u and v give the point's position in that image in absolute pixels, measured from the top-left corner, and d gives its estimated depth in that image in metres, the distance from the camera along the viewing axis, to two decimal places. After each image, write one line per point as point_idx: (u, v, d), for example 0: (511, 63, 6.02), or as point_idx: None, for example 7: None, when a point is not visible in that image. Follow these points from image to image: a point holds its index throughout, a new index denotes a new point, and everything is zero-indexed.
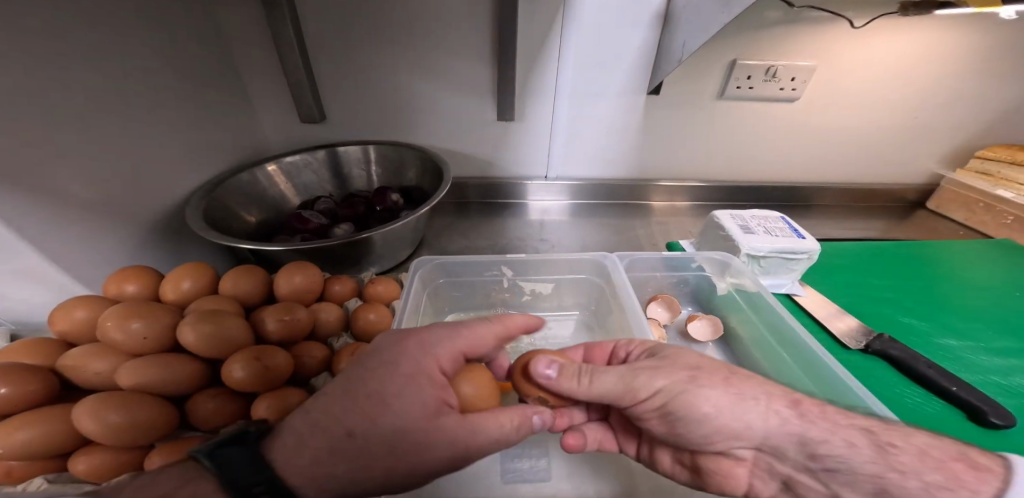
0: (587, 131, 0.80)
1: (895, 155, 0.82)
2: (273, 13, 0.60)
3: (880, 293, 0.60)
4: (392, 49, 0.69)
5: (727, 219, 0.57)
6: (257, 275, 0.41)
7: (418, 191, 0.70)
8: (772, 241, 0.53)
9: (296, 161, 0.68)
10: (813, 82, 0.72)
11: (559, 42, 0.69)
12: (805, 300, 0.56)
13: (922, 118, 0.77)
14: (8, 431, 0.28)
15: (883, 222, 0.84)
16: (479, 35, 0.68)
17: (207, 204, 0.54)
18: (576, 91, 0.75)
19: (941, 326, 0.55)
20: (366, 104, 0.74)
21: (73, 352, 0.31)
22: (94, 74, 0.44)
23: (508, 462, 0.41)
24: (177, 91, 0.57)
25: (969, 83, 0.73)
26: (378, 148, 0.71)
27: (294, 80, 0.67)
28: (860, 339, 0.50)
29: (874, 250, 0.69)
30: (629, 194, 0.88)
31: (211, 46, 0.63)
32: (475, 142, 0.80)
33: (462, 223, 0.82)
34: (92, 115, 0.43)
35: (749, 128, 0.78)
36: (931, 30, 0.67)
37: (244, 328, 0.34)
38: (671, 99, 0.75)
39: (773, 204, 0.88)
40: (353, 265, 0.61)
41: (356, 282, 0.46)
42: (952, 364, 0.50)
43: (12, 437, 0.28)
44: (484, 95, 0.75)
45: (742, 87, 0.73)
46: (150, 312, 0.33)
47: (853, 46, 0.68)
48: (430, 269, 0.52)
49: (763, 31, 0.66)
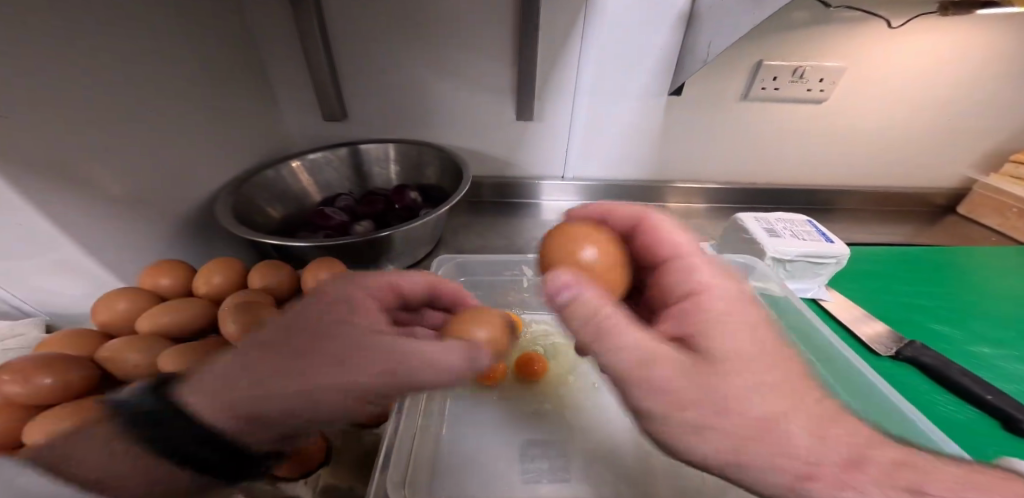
0: (606, 133, 0.79)
1: (924, 157, 0.80)
2: (303, 14, 0.62)
3: (908, 300, 0.58)
4: (415, 50, 0.69)
5: (751, 222, 0.56)
6: (285, 269, 0.41)
7: (438, 189, 0.71)
8: (800, 244, 0.52)
9: (318, 159, 0.69)
10: (842, 82, 0.71)
11: (581, 42, 0.69)
12: (831, 305, 0.55)
13: (954, 121, 0.75)
14: (51, 418, 0.28)
15: (909, 228, 0.82)
16: (502, 35, 0.68)
17: (234, 201, 0.55)
18: (595, 92, 0.74)
19: (974, 334, 0.53)
20: (387, 104, 0.75)
21: (111, 343, 0.32)
22: (131, 72, 0.46)
23: (528, 462, 0.41)
24: (209, 88, 0.58)
25: (1009, 84, 0.71)
26: (398, 146, 0.72)
27: (318, 79, 0.68)
28: (890, 345, 0.48)
29: (899, 256, 0.67)
30: (646, 195, 0.87)
31: (242, 45, 0.64)
32: (492, 142, 0.80)
33: (477, 222, 0.83)
34: (126, 112, 0.45)
35: (772, 130, 0.77)
36: (967, 31, 0.65)
37: (280, 318, 0.35)
38: (693, 100, 0.74)
39: (795, 207, 0.86)
40: (372, 261, 0.61)
41: (379, 278, 0.47)
42: (985, 371, 0.48)
43: (53, 425, 0.28)
44: (505, 94, 0.75)
45: (767, 89, 0.71)
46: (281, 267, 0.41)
47: (884, 45, 0.66)
48: (451, 267, 0.52)
49: (791, 32, 0.65)
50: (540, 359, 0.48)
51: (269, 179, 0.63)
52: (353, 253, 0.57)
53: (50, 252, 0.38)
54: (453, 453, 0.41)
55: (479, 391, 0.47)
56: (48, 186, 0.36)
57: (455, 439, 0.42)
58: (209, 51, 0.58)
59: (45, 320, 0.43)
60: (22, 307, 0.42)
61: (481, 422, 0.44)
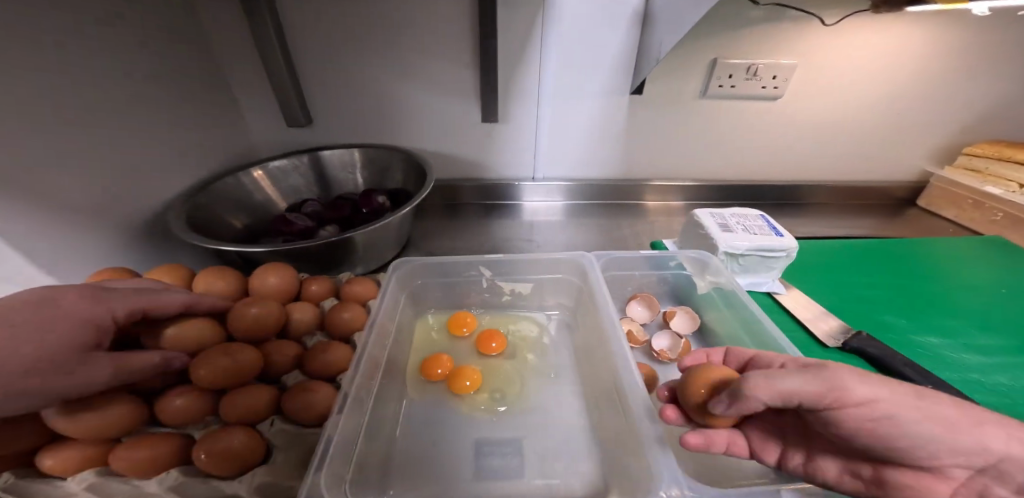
0: (572, 135, 0.80)
1: (882, 152, 0.82)
2: (258, 21, 0.62)
3: (862, 292, 0.59)
4: (376, 55, 0.70)
5: (706, 218, 0.58)
6: (234, 275, 0.42)
7: (403, 191, 0.71)
8: (750, 239, 0.53)
9: (281, 165, 0.69)
10: (797, 80, 0.72)
11: (541, 45, 0.70)
12: (786, 299, 0.56)
13: (907, 116, 0.77)
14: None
15: (874, 220, 0.83)
16: (462, 39, 0.69)
17: (191, 208, 0.55)
18: (557, 94, 0.75)
19: (924, 325, 0.54)
20: (352, 110, 0.75)
21: None
22: (80, 82, 0.45)
23: (481, 459, 0.41)
24: (165, 90, 0.58)
25: (960, 79, 0.72)
26: (364, 151, 0.72)
27: (279, 86, 0.68)
28: (840, 337, 0.49)
29: (857, 249, 0.69)
30: (617, 194, 0.88)
31: (197, 51, 0.64)
32: (462, 145, 0.81)
33: (448, 225, 0.83)
34: (77, 125, 0.44)
35: (733, 127, 0.78)
36: (913, 27, 0.67)
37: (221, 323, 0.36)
38: (654, 99, 0.75)
39: (764, 202, 0.87)
40: (338, 265, 0.61)
41: (331, 282, 0.47)
42: (932, 361, 0.49)
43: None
44: (470, 96, 0.75)
45: (725, 87, 0.73)
46: (277, 268, 0.43)
47: (833, 44, 0.68)
48: (408, 270, 0.53)
49: (742, 30, 0.66)
50: (472, 371, 0.47)
51: (230, 187, 0.63)
52: (314, 258, 0.57)
53: None
54: (409, 452, 0.42)
55: (428, 394, 0.47)
56: None
57: (407, 441, 0.43)
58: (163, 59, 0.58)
59: None
60: None
61: (437, 423, 0.44)
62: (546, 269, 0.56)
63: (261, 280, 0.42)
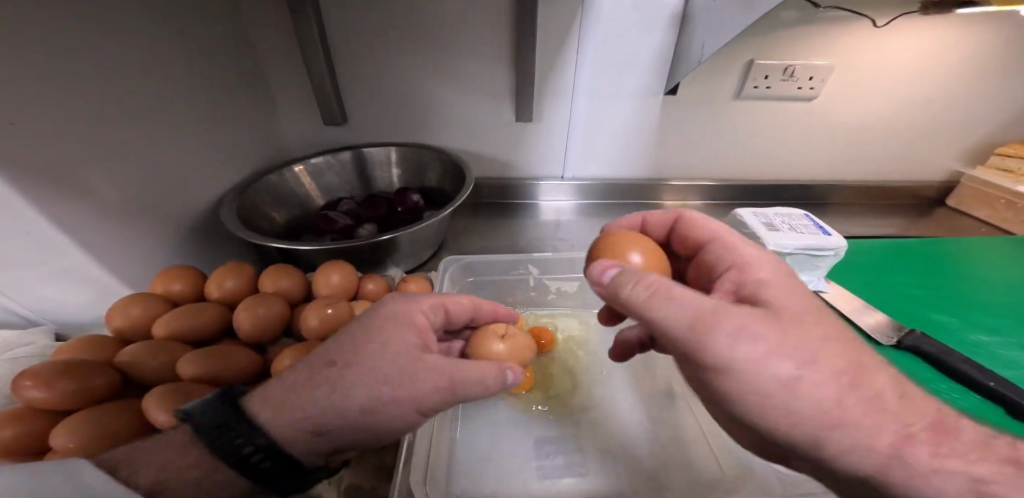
0: (604, 134, 0.80)
1: (912, 152, 0.82)
2: (301, 19, 0.62)
3: (905, 291, 0.60)
4: (413, 54, 0.70)
5: (750, 217, 0.58)
6: (297, 273, 0.42)
7: (439, 190, 0.71)
8: (799, 238, 0.53)
9: (320, 162, 0.69)
10: (832, 80, 0.72)
11: (579, 44, 0.70)
12: (831, 296, 0.56)
13: (940, 116, 0.77)
14: (86, 422, 0.29)
15: (902, 220, 0.84)
16: (500, 38, 0.69)
17: (240, 205, 0.55)
18: (592, 93, 0.75)
19: (971, 323, 0.55)
20: (386, 109, 0.75)
21: (127, 349, 0.32)
22: (131, 80, 0.45)
23: (542, 457, 0.41)
24: (209, 88, 0.58)
25: (994, 80, 0.73)
26: (399, 149, 0.72)
27: (318, 85, 0.68)
28: (891, 335, 0.50)
29: (894, 249, 0.69)
30: (647, 193, 0.88)
31: (237, 49, 0.64)
32: (493, 144, 0.81)
33: (479, 224, 0.83)
34: (128, 122, 0.44)
35: (765, 128, 0.78)
36: (951, 28, 0.67)
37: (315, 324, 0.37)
38: (687, 99, 0.75)
39: (791, 203, 0.88)
40: (380, 264, 0.61)
41: (388, 281, 0.47)
42: (983, 359, 0.50)
43: (89, 429, 0.28)
44: (504, 96, 0.76)
45: (760, 88, 0.73)
46: (338, 267, 0.43)
47: (871, 44, 0.68)
48: (457, 268, 0.53)
49: (781, 30, 0.66)
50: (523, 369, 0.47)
51: (271, 185, 0.63)
52: (359, 256, 0.57)
53: (59, 258, 0.38)
54: (466, 447, 0.42)
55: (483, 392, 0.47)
56: (53, 194, 0.36)
57: (467, 438, 0.43)
58: (208, 57, 0.58)
59: (53, 328, 0.43)
60: (28, 315, 0.43)
61: (495, 421, 0.44)
62: None
63: (323, 279, 0.42)
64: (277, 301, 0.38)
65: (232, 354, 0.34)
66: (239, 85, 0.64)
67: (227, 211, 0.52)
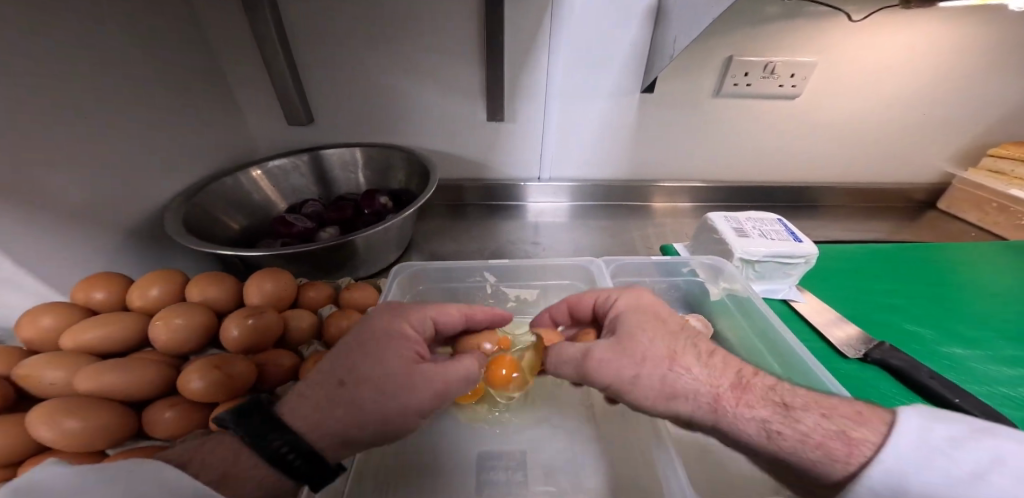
0: (579, 134, 0.78)
1: (902, 153, 0.79)
2: (258, 17, 0.60)
3: (883, 299, 0.57)
4: (379, 52, 0.68)
5: (720, 222, 0.55)
6: (227, 282, 0.41)
7: (406, 192, 0.69)
8: (768, 245, 0.51)
9: (281, 164, 0.68)
10: (813, 78, 0.69)
11: (550, 41, 0.67)
12: (803, 306, 0.54)
13: (930, 115, 0.74)
14: None
15: (892, 223, 0.81)
16: (468, 35, 0.67)
17: (189, 210, 0.54)
18: (566, 91, 0.73)
19: (950, 335, 0.52)
20: (353, 107, 0.73)
21: (27, 361, 0.31)
22: (71, 79, 0.44)
23: (484, 474, 0.39)
24: (162, 88, 0.57)
25: (986, 78, 0.70)
26: (365, 150, 0.71)
27: (280, 83, 0.67)
28: (859, 348, 0.47)
29: (878, 255, 0.66)
30: (629, 195, 0.85)
31: (194, 47, 0.62)
32: (467, 144, 0.79)
33: (453, 225, 0.81)
34: (69, 122, 0.43)
35: (746, 127, 0.76)
36: (939, 23, 0.64)
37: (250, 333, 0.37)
38: (664, 98, 0.72)
39: (777, 205, 0.85)
40: (338, 269, 0.60)
41: (330, 288, 0.46)
42: (957, 372, 0.47)
43: None
44: (476, 94, 0.73)
45: (739, 86, 0.70)
46: (271, 275, 0.42)
47: (854, 40, 0.65)
48: (410, 275, 0.51)
49: (759, 26, 0.63)
50: None
51: (227, 188, 0.61)
52: (314, 262, 0.55)
53: None
54: (408, 463, 0.40)
55: None
56: None
57: (408, 454, 0.41)
58: (161, 57, 0.56)
59: None
60: None
61: (439, 436, 0.42)
62: (552, 274, 0.54)
63: (255, 288, 0.41)
64: (200, 312, 0.37)
65: (140, 367, 0.33)
66: (196, 85, 0.62)
67: (172, 220, 0.50)
